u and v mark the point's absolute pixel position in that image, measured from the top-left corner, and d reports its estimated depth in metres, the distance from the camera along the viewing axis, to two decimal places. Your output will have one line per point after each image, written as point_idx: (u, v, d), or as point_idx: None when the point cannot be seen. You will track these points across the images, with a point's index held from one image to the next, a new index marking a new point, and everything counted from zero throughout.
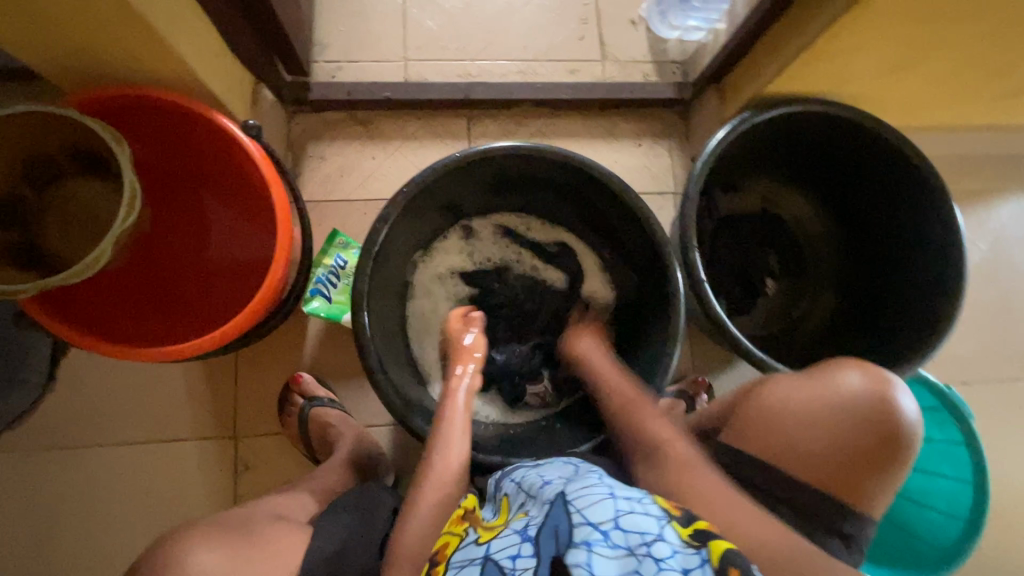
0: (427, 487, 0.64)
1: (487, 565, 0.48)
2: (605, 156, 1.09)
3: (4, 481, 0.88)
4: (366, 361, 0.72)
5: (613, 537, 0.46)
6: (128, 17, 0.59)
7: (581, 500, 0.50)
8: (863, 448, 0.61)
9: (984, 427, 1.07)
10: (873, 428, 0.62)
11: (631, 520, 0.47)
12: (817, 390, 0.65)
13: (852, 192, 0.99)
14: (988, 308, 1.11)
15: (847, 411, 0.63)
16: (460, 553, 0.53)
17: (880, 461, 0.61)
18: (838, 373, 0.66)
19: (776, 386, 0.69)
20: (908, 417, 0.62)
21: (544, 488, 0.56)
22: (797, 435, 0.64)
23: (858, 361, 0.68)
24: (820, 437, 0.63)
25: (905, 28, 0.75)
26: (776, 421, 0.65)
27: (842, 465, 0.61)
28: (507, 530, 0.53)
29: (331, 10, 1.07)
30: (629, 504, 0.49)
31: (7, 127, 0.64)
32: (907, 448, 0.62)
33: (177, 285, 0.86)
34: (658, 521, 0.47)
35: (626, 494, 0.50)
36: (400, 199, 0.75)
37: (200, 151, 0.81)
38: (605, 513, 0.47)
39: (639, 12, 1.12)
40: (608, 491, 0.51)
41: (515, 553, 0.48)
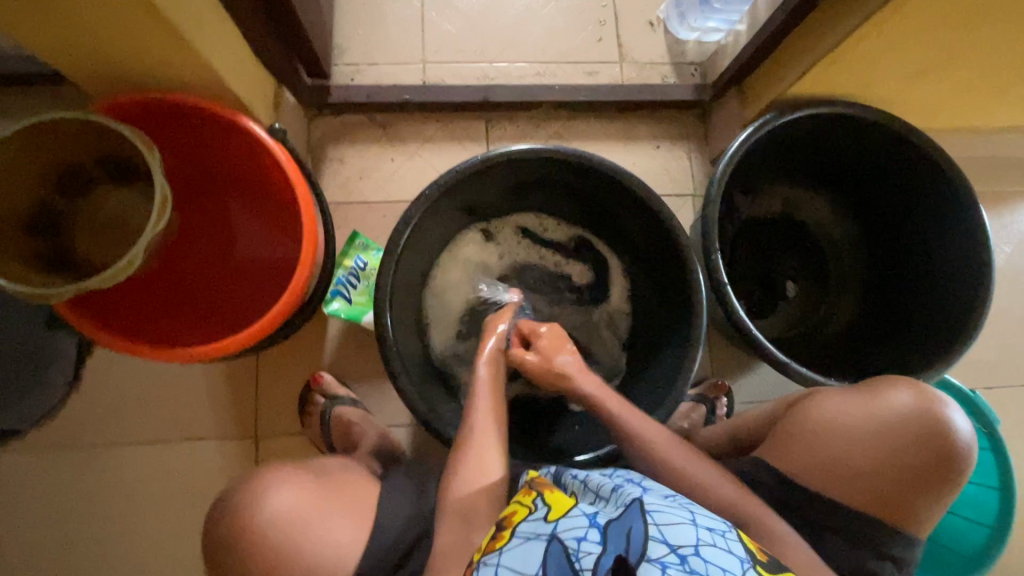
0: (459, 475, 0.63)
1: (554, 543, 0.47)
2: (623, 158, 1.09)
3: (31, 478, 0.90)
4: (388, 360, 0.72)
5: (690, 564, 0.44)
6: (160, 24, 0.60)
7: (662, 516, 0.49)
8: (913, 470, 0.60)
9: (1010, 433, 1.05)
10: (925, 450, 0.61)
11: (712, 553, 0.46)
12: (871, 410, 0.64)
13: (878, 195, 0.98)
14: (1013, 311, 1.09)
15: (902, 434, 0.62)
16: (528, 524, 0.52)
17: (927, 481, 0.60)
18: (889, 392, 0.65)
19: (823, 400, 0.66)
20: (960, 437, 0.61)
21: (619, 493, 0.55)
22: (846, 455, 0.62)
23: (908, 379, 0.66)
24: (871, 458, 0.61)
25: (933, 31, 0.74)
26: (825, 440, 0.64)
27: (891, 485, 0.61)
28: (577, 512, 0.51)
29: (351, 13, 1.08)
30: (709, 537, 0.48)
31: (42, 134, 0.66)
32: (960, 473, 0.61)
33: (201, 289, 0.87)
34: (741, 563, 0.46)
35: (708, 525, 0.50)
36: (422, 202, 0.75)
37: (225, 155, 0.82)
38: (685, 539, 0.47)
39: (658, 13, 1.12)
40: (689, 516, 0.50)
41: (583, 535, 0.47)
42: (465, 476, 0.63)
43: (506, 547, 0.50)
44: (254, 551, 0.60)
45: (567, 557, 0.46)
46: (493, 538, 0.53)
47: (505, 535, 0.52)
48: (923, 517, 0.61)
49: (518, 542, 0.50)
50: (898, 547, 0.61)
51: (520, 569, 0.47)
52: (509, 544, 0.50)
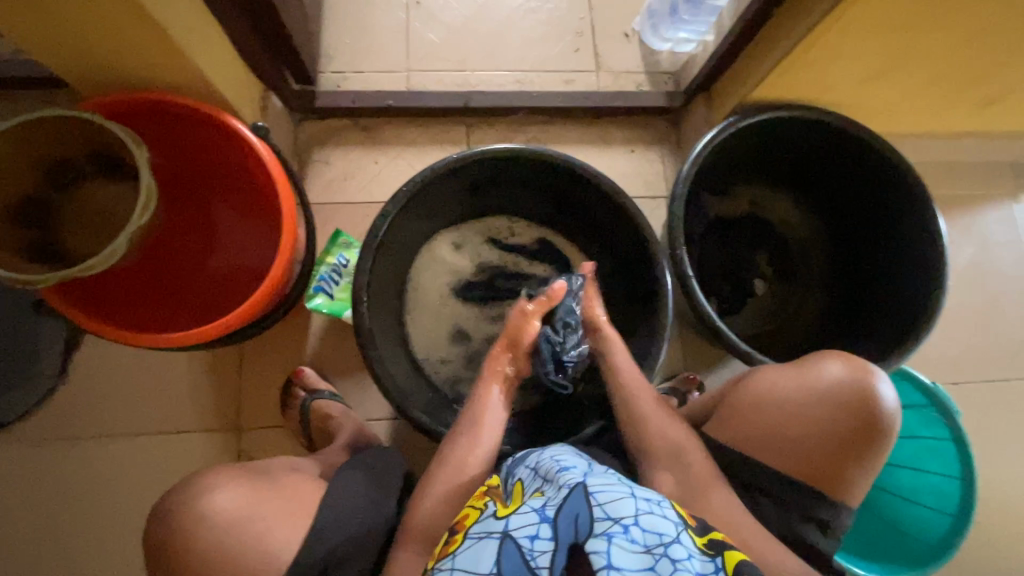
0: (439, 475, 0.66)
1: (506, 542, 0.49)
2: (599, 161, 1.13)
3: (16, 469, 0.91)
4: (365, 349, 0.75)
5: (632, 532, 0.48)
6: (147, 26, 0.64)
7: (603, 493, 0.52)
8: (842, 436, 0.63)
9: (974, 427, 1.08)
10: (851, 416, 0.64)
11: (651, 520, 0.49)
12: (804, 382, 0.67)
13: (839, 195, 1.02)
14: (974, 309, 1.13)
15: (828, 401, 0.65)
16: (479, 524, 0.53)
17: (861, 448, 0.63)
18: (820, 365, 0.68)
19: (764, 373, 0.70)
20: (888, 406, 0.64)
21: (563, 474, 0.57)
22: (784, 427, 0.65)
23: (843, 352, 0.69)
24: (802, 427, 0.65)
25: (879, 38, 0.79)
26: (763, 414, 0.66)
27: (825, 454, 0.63)
28: (526, 507, 0.52)
29: (338, 24, 1.12)
30: (648, 505, 0.51)
31: (32, 128, 0.69)
32: (886, 436, 0.64)
33: (185, 283, 0.89)
34: (676, 526, 0.50)
35: (646, 495, 0.53)
36: (399, 197, 0.79)
37: (211, 153, 0.85)
38: (627, 509, 0.50)
39: (633, 25, 1.17)
40: (627, 488, 0.53)
41: (534, 533, 0.49)
42: (443, 477, 0.66)
43: (458, 551, 0.51)
44: (203, 553, 0.58)
45: (522, 557, 0.47)
46: (447, 544, 0.54)
47: (456, 539, 0.53)
48: (859, 487, 0.64)
49: (469, 544, 0.51)
50: (826, 512, 0.64)
51: (472, 569, 0.48)
52: (462, 546, 0.51)
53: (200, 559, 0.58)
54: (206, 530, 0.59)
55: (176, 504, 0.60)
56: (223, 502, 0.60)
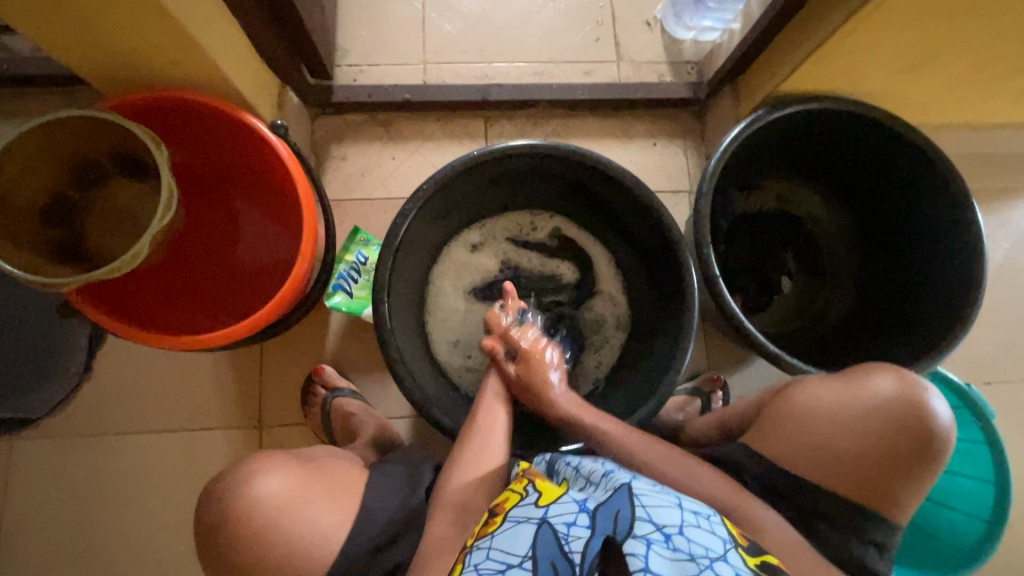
0: (463, 462, 0.67)
1: (543, 526, 0.51)
2: (620, 155, 1.10)
3: (44, 464, 0.93)
4: (386, 350, 0.74)
5: (675, 542, 0.46)
6: (166, 24, 0.62)
7: (649, 498, 0.51)
8: (897, 453, 0.63)
9: (1007, 429, 1.05)
10: (910, 434, 0.63)
11: (696, 533, 0.48)
12: (857, 397, 0.66)
13: (870, 190, 0.99)
14: (1010, 307, 1.09)
15: (884, 418, 0.64)
16: (520, 509, 0.55)
17: (909, 465, 0.63)
18: (874, 378, 0.67)
19: (812, 386, 0.70)
20: (941, 423, 0.63)
21: (608, 477, 0.57)
22: (833, 441, 0.65)
23: (894, 366, 0.69)
24: (855, 442, 0.64)
25: (921, 26, 0.75)
26: (807, 426, 0.66)
27: (879, 471, 0.63)
28: (566, 498, 0.54)
29: (354, 16, 1.10)
30: (694, 519, 0.50)
31: (55, 129, 0.68)
32: (942, 457, 0.63)
33: (207, 282, 0.89)
34: (724, 544, 0.48)
35: (694, 509, 0.52)
36: (419, 196, 0.78)
37: (231, 152, 0.85)
38: (672, 519, 0.49)
39: (655, 13, 1.14)
40: (676, 499, 0.52)
41: (572, 521, 0.50)
42: (468, 465, 0.67)
43: (497, 531, 0.53)
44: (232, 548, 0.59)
45: (556, 539, 0.49)
46: (486, 524, 0.56)
47: (497, 520, 0.55)
48: (905, 504, 0.63)
49: (509, 526, 0.53)
50: (881, 533, 0.64)
51: (509, 549, 0.50)
52: (500, 528, 0.54)
53: (230, 554, 0.59)
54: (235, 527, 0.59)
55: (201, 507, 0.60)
56: (247, 507, 0.59)
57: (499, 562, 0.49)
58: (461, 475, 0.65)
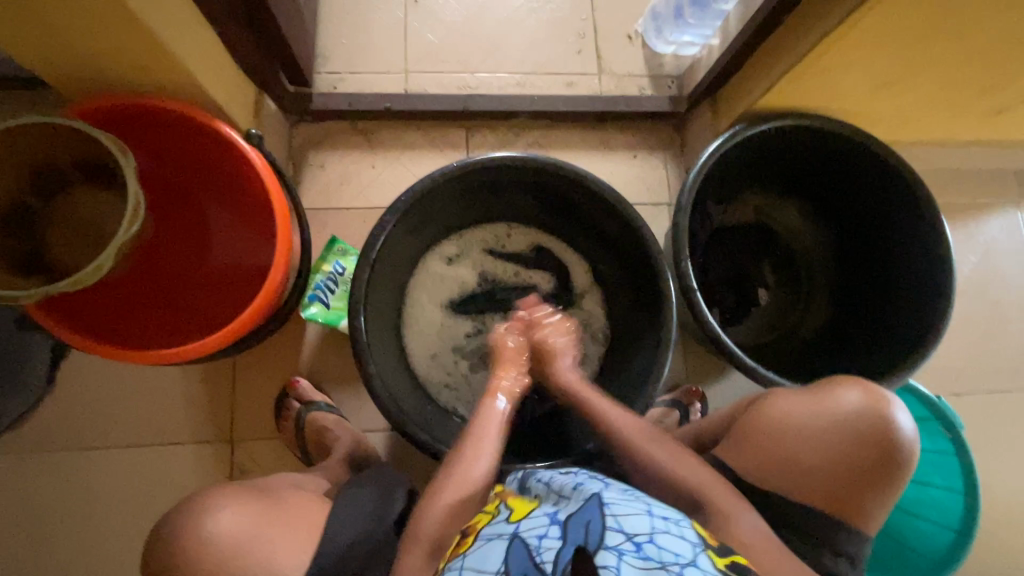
0: (449, 482, 0.64)
1: (515, 541, 0.51)
2: (601, 167, 1.11)
3: (3, 481, 0.89)
4: (362, 363, 0.73)
5: (645, 550, 0.47)
6: (137, 30, 0.61)
7: (618, 507, 0.52)
8: (864, 465, 0.64)
9: (976, 439, 1.08)
10: (874, 446, 0.64)
11: (666, 539, 0.48)
12: (825, 411, 0.67)
13: (843, 205, 1.01)
14: (979, 320, 1.12)
15: (851, 431, 0.65)
16: (492, 527, 0.55)
17: (875, 475, 0.64)
18: (839, 391, 0.68)
19: (779, 399, 0.70)
20: (903, 434, 0.65)
21: (579, 490, 0.57)
22: (803, 456, 0.65)
23: (860, 379, 0.70)
24: (823, 456, 0.65)
25: (891, 47, 0.77)
26: (781, 441, 0.67)
27: (847, 483, 0.64)
28: (536, 513, 0.55)
29: (335, 23, 1.09)
30: (664, 525, 0.51)
31: (16, 136, 0.66)
32: (906, 465, 0.65)
33: (177, 293, 0.87)
34: (693, 547, 0.49)
35: (663, 514, 0.53)
36: (397, 207, 0.77)
37: (202, 160, 0.83)
38: (642, 527, 0.49)
39: (636, 27, 1.15)
40: (645, 506, 0.53)
41: (543, 533, 0.51)
42: (448, 485, 0.64)
43: (469, 551, 0.53)
44: None
45: (529, 553, 0.49)
46: (459, 544, 0.57)
47: (469, 540, 0.55)
48: (873, 515, 0.65)
49: (480, 544, 0.53)
50: (851, 545, 0.65)
51: (481, 566, 0.50)
52: (472, 547, 0.53)
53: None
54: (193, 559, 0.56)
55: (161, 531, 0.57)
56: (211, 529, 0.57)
57: None
58: (445, 495, 0.63)
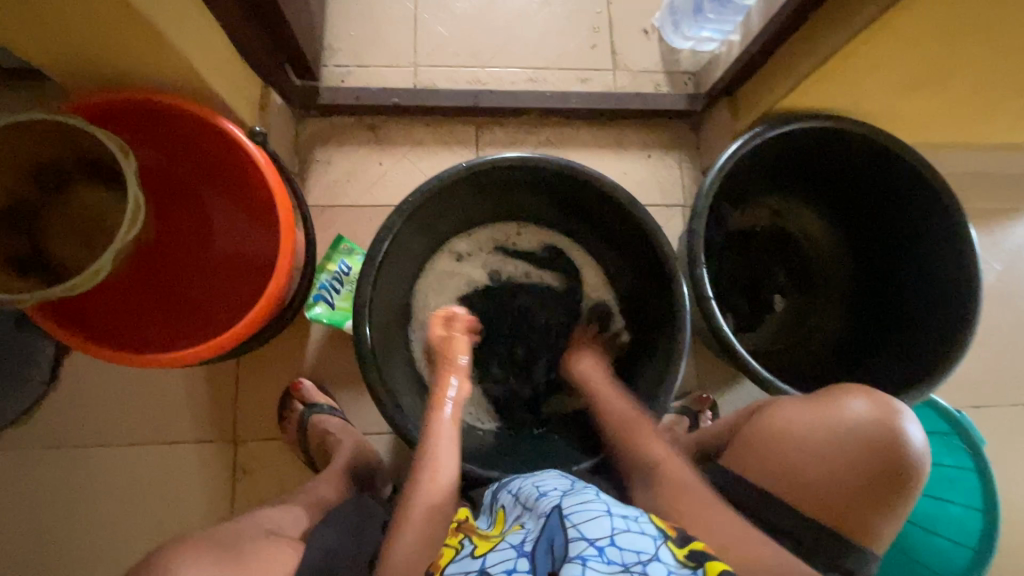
0: (415, 505, 0.62)
1: None
2: (614, 166, 1.08)
3: (6, 476, 0.89)
4: (366, 370, 0.71)
5: (608, 554, 0.45)
6: (137, 24, 0.59)
7: (578, 513, 0.50)
8: (868, 480, 0.62)
9: (996, 452, 1.05)
10: (880, 460, 0.62)
11: (627, 538, 0.47)
12: (827, 422, 0.66)
13: (864, 209, 0.97)
14: (1002, 330, 1.08)
15: (854, 444, 0.63)
16: (455, 564, 0.53)
17: (882, 492, 0.62)
18: (844, 402, 0.67)
19: (781, 411, 0.70)
20: (914, 449, 0.63)
21: (540, 500, 0.56)
22: (805, 467, 0.64)
23: (866, 389, 0.68)
24: (826, 469, 0.63)
25: (924, 47, 0.74)
26: (780, 449, 0.66)
27: (850, 497, 0.62)
28: (503, 544, 0.53)
29: (343, 15, 1.07)
30: (624, 521, 0.49)
31: (17, 134, 0.64)
32: (916, 481, 0.63)
33: (180, 293, 0.85)
34: (654, 541, 0.48)
35: (622, 512, 0.51)
36: (405, 208, 0.75)
37: (205, 156, 0.81)
38: (601, 530, 0.48)
39: (653, 21, 1.11)
40: (603, 505, 0.52)
41: (511, 568, 0.48)
42: (418, 506, 0.62)
43: None
44: None
45: None
46: None
47: None
48: (880, 534, 0.62)
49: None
50: (854, 563, 0.61)
51: None
52: None
53: None
54: None
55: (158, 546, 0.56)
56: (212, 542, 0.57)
57: None
58: (418, 503, 0.62)
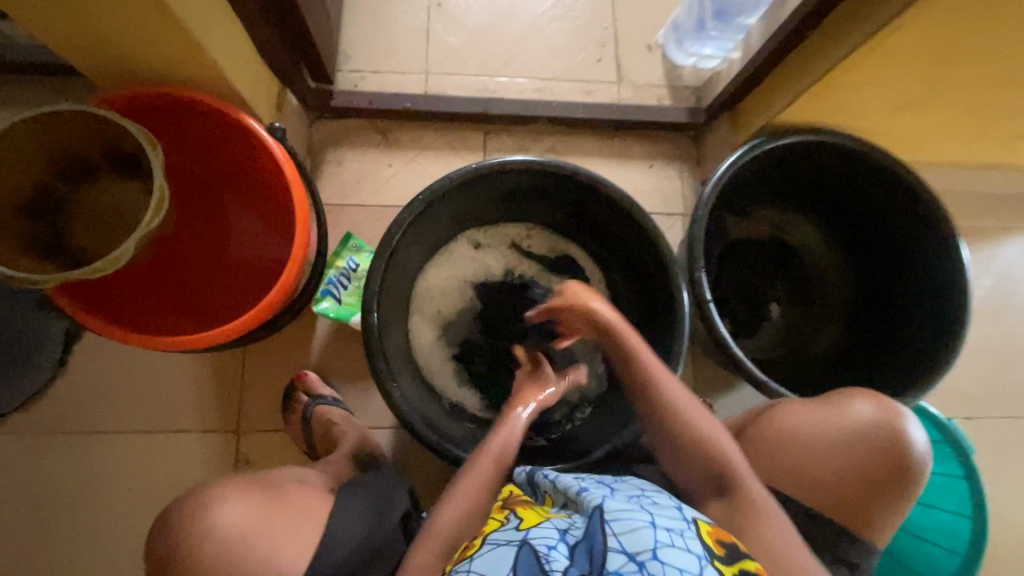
0: (452, 502, 0.63)
1: (524, 549, 0.53)
2: (617, 175, 1.11)
3: (11, 460, 0.90)
4: (373, 360, 0.73)
5: (648, 569, 0.48)
6: (170, 21, 0.62)
7: (620, 522, 0.53)
8: (874, 480, 0.66)
9: (987, 463, 1.07)
10: (887, 463, 0.66)
11: (670, 555, 0.49)
12: (838, 425, 0.68)
13: (858, 223, 1.00)
14: (993, 344, 1.11)
15: (863, 447, 0.67)
16: (500, 533, 0.58)
17: (887, 491, 0.66)
18: (852, 404, 0.70)
19: (791, 409, 0.72)
20: (919, 450, 0.66)
21: (586, 495, 0.60)
22: (817, 470, 0.67)
23: (872, 393, 0.71)
24: (835, 470, 0.67)
25: (915, 67, 0.77)
26: (791, 449, 0.69)
27: (853, 496, 0.66)
28: (548, 524, 0.58)
29: (358, 23, 1.11)
30: (668, 537, 0.51)
31: (50, 123, 0.67)
32: (918, 482, 0.67)
33: (194, 283, 0.88)
34: (699, 561, 0.50)
35: (667, 526, 0.53)
36: (415, 205, 0.77)
37: (224, 151, 0.83)
38: (644, 543, 0.50)
39: (657, 38, 1.15)
40: (648, 516, 0.53)
41: (551, 544, 0.53)
42: (452, 504, 0.63)
43: (476, 555, 0.56)
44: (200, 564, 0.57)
45: (537, 562, 0.52)
46: (465, 549, 0.59)
47: (476, 544, 0.58)
48: (880, 529, 0.67)
49: (488, 549, 0.56)
50: (856, 555, 0.67)
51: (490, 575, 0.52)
52: (479, 551, 0.56)
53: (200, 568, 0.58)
54: (206, 546, 0.58)
55: (178, 519, 0.59)
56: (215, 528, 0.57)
57: None
58: (458, 489, 0.64)
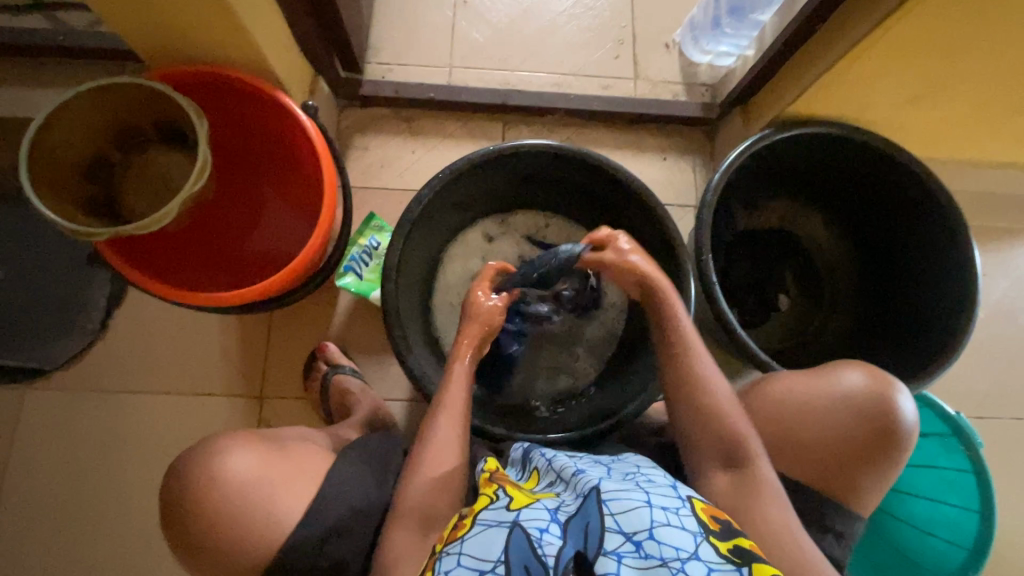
0: (431, 449, 0.67)
1: (516, 529, 0.52)
2: (631, 166, 1.15)
3: (52, 414, 0.96)
4: (388, 322, 0.77)
5: (645, 549, 0.48)
6: (216, 6, 0.67)
7: (616, 502, 0.53)
8: (861, 447, 0.67)
9: (997, 463, 1.06)
10: (875, 432, 0.67)
11: (666, 533, 0.49)
12: (826, 392, 0.70)
13: (869, 217, 1.02)
14: (1006, 344, 1.11)
15: (851, 416, 0.68)
16: (490, 512, 0.57)
17: (875, 458, 0.67)
18: (841, 372, 0.71)
19: (784, 379, 0.74)
20: (906, 422, 0.67)
21: (579, 476, 0.60)
22: (808, 440, 0.68)
23: (863, 363, 0.72)
24: (823, 439, 0.68)
25: (924, 60, 0.79)
26: (782, 417, 0.71)
27: (842, 466, 0.67)
28: (538, 505, 0.57)
29: (388, 18, 1.17)
30: (665, 516, 0.51)
31: (107, 94, 0.74)
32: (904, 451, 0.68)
33: (227, 251, 0.94)
34: (694, 538, 0.50)
35: (663, 504, 0.53)
36: (435, 182, 0.82)
37: (261, 128, 0.90)
38: (640, 523, 0.50)
39: (674, 36, 1.19)
40: (644, 496, 0.54)
41: (543, 527, 0.52)
42: (432, 454, 0.67)
43: (467, 535, 0.55)
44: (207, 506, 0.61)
45: (529, 542, 0.51)
46: (456, 526, 0.59)
47: (466, 524, 0.57)
48: (868, 496, 0.68)
49: (478, 530, 0.54)
50: (842, 522, 0.67)
51: (482, 556, 0.51)
52: (470, 532, 0.55)
53: (205, 514, 0.61)
54: (209, 491, 0.61)
55: (188, 465, 0.63)
56: (232, 469, 0.62)
57: (471, 569, 0.50)
58: (436, 435, 0.68)
